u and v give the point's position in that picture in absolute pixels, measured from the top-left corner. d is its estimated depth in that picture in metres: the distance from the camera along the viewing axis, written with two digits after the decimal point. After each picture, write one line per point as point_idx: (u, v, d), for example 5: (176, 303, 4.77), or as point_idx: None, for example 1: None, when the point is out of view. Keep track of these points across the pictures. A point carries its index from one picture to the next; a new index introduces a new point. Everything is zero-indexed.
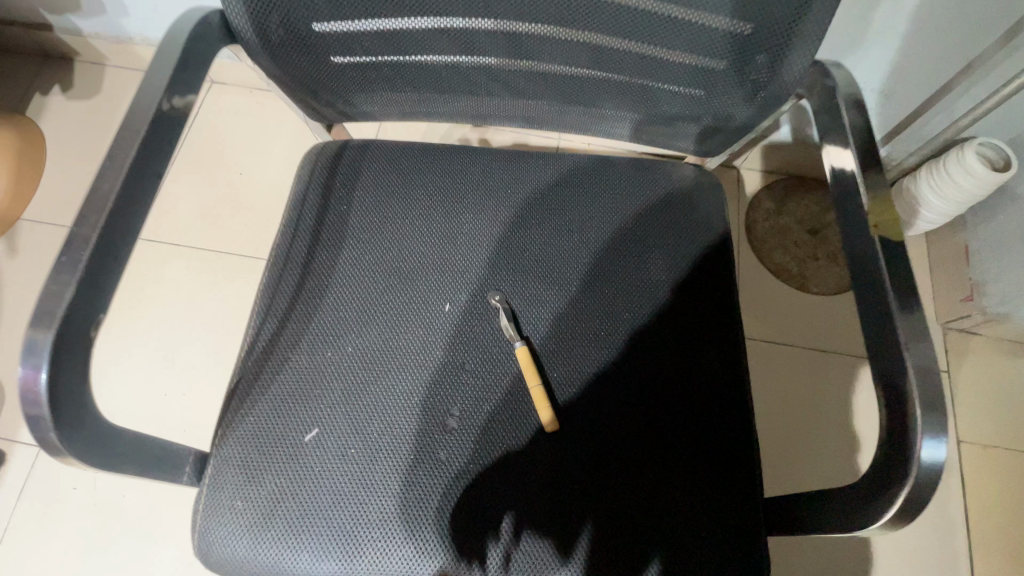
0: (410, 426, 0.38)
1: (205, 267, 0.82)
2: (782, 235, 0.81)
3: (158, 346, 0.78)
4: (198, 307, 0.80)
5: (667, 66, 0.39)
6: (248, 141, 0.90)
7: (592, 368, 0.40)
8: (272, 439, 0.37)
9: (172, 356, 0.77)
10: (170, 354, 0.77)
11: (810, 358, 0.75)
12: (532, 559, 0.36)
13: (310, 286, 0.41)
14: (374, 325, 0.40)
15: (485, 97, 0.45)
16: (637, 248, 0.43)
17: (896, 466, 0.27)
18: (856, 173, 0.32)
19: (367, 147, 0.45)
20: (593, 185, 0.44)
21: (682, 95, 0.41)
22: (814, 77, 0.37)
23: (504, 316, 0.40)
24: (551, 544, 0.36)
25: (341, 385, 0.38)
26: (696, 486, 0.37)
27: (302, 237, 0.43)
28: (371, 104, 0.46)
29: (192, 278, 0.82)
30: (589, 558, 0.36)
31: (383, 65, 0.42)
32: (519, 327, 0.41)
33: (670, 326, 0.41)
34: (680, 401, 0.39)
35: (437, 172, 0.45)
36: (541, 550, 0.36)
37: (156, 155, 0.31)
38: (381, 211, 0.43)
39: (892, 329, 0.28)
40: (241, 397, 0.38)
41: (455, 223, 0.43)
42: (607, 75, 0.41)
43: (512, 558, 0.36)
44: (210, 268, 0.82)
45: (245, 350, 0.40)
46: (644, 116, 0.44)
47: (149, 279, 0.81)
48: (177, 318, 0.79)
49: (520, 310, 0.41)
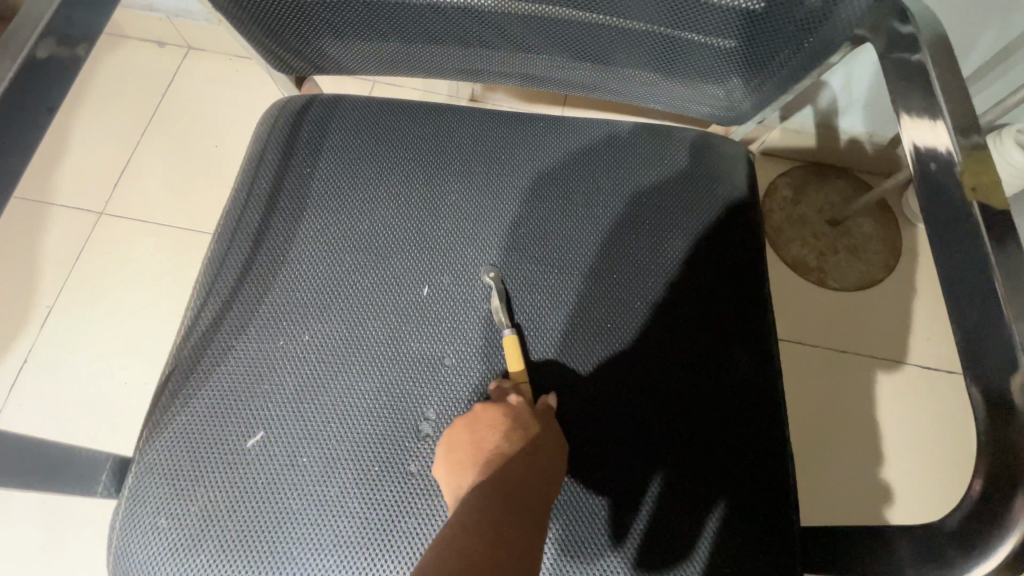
0: (375, 431, 0.31)
1: (176, 247, 0.76)
2: (800, 227, 0.74)
3: (123, 331, 0.71)
4: (167, 290, 0.74)
5: (694, 9, 0.32)
6: (225, 111, 0.83)
7: (595, 369, 0.33)
8: (208, 444, 0.31)
9: (138, 342, 0.71)
10: (136, 341, 0.71)
11: (831, 361, 0.69)
12: (591, 529, 0.31)
13: (262, 263, 0.35)
14: (336, 310, 0.34)
15: (477, 47, 0.38)
16: (654, 228, 0.36)
17: (996, 511, 0.21)
18: (948, 130, 0.26)
19: (337, 104, 0.39)
20: (600, 154, 0.38)
21: (710, 47, 0.34)
22: (875, 19, 0.30)
23: (494, 298, 0.34)
24: (607, 516, 0.31)
25: (293, 380, 0.32)
26: (723, 511, 0.31)
27: (256, 205, 0.36)
28: (344, 53, 0.40)
29: (160, 258, 0.75)
30: (638, 548, 0.30)
31: (355, 4, 0.35)
32: (511, 313, 0.34)
33: (693, 323, 0.35)
34: (702, 407, 0.33)
35: (419, 133, 0.38)
36: (599, 521, 0.31)
37: (48, 88, 0.25)
38: (350, 177, 0.37)
39: (1000, 324, 0.22)
40: (172, 393, 0.32)
41: (437, 192, 0.37)
42: (620, 22, 0.34)
43: (571, 524, 0.31)
44: (181, 247, 0.76)
45: (181, 336, 0.34)
46: (661, 74, 0.38)
47: (111, 258, 0.75)
48: (145, 302, 0.73)
49: (512, 294, 0.35)
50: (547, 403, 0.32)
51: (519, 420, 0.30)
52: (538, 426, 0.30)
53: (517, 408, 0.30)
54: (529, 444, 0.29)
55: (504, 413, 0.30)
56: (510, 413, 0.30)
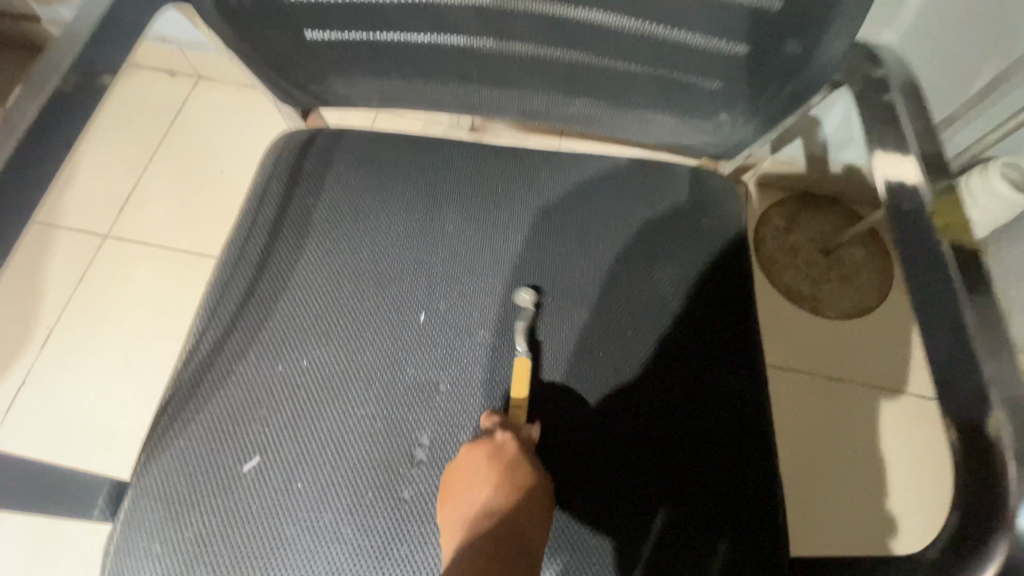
0: (369, 457, 0.32)
1: (178, 269, 0.77)
2: (793, 255, 0.75)
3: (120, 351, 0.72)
4: (168, 311, 0.74)
5: (683, 52, 0.34)
6: (231, 138, 0.86)
7: (590, 396, 0.34)
8: (204, 469, 0.31)
9: (136, 363, 0.71)
10: (133, 362, 0.71)
11: (827, 389, 0.69)
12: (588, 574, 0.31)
13: (264, 289, 0.36)
14: (335, 335, 0.34)
15: (477, 85, 0.40)
16: (650, 256, 0.37)
17: (975, 543, 0.21)
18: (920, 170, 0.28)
19: (341, 137, 0.41)
20: (594, 186, 0.39)
21: (699, 87, 0.36)
22: (853, 64, 0.32)
23: (521, 317, 0.35)
24: (603, 556, 0.31)
25: (291, 405, 0.33)
26: (728, 548, 0.32)
27: (260, 232, 0.37)
28: (350, 88, 0.41)
29: (161, 280, 0.76)
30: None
31: (362, 44, 0.37)
32: (532, 334, 0.35)
33: (690, 351, 0.35)
34: (695, 435, 0.34)
35: (420, 165, 0.40)
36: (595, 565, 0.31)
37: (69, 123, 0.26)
38: (352, 206, 0.38)
39: (974, 357, 0.23)
40: (170, 417, 0.33)
41: (436, 221, 0.38)
42: (613, 64, 0.36)
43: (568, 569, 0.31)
44: (182, 269, 0.77)
45: (182, 360, 0.34)
46: (654, 112, 0.39)
47: (113, 279, 0.76)
48: (145, 322, 0.74)
49: (539, 318, 0.36)
50: (532, 437, 0.32)
51: (505, 469, 0.30)
52: (523, 471, 0.30)
53: (502, 456, 0.30)
54: (516, 494, 0.29)
55: (489, 462, 0.30)
56: (495, 461, 0.30)
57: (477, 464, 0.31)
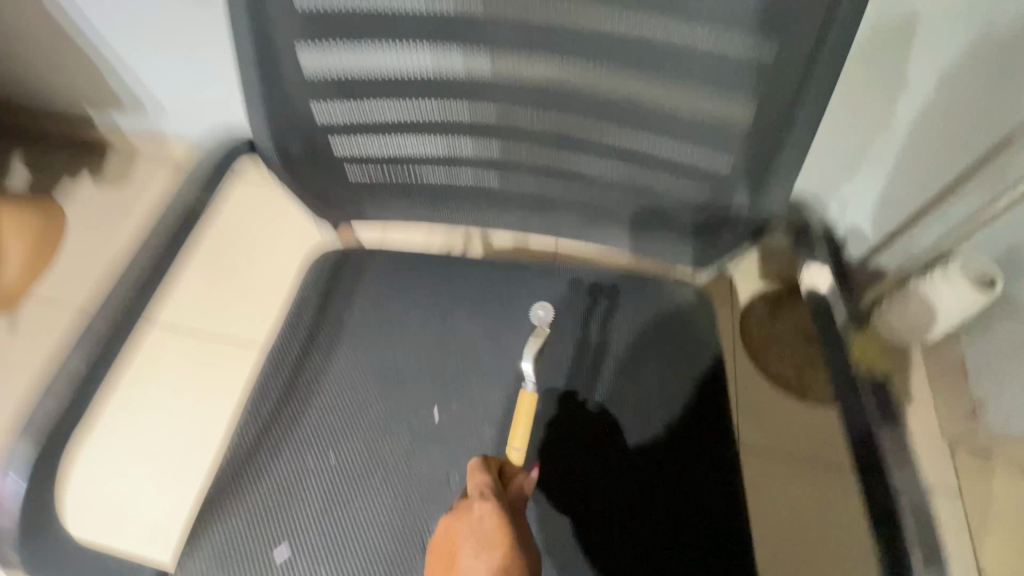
0: (385, 548, 0.36)
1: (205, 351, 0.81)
2: (778, 342, 0.81)
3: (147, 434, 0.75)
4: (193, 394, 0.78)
5: (656, 192, 0.42)
6: (254, 219, 0.91)
7: (591, 488, 0.40)
8: (241, 558, 0.36)
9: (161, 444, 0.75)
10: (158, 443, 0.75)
11: (818, 475, 0.73)
12: None
13: (297, 389, 0.41)
14: (357, 434, 0.39)
15: (484, 215, 0.48)
16: (639, 365, 0.43)
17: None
18: None
19: (370, 254, 0.47)
20: (584, 300, 0.45)
21: (672, 219, 0.43)
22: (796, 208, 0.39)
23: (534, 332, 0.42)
24: None
25: (317, 500, 0.37)
26: None
27: (298, 337, 0.43)
28: (378, 211, 0.49)
29: (189, 363, 0.80)
30: None
31: (391, 184, 0.45)
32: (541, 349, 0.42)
33: (683, 455, 0.40)
34: (689, 521, 0.39)
35: (436, 278, 0.46)
36: None
37: None
38: (377, 316, 0.44)
39: None
40: (211, 510, 0.37)
41: (449, 329, 0.44)
42: (598, 201, 0.44)
43: None
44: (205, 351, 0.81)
45: (222, 455, 0.39)
46: (638, 235, 0.46)
47: (148, 364, 0.80)
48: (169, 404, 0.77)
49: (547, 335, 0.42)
50: (523, 488, 0.34)
51: (486, 524, 0.31)
52: (506, 521, 0.31)
53: (480, 514, 0.32)
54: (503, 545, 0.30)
55: (471, 522, 0.32)
56: (476, 520, 0.32)
57: (456, 528, 0.32)
